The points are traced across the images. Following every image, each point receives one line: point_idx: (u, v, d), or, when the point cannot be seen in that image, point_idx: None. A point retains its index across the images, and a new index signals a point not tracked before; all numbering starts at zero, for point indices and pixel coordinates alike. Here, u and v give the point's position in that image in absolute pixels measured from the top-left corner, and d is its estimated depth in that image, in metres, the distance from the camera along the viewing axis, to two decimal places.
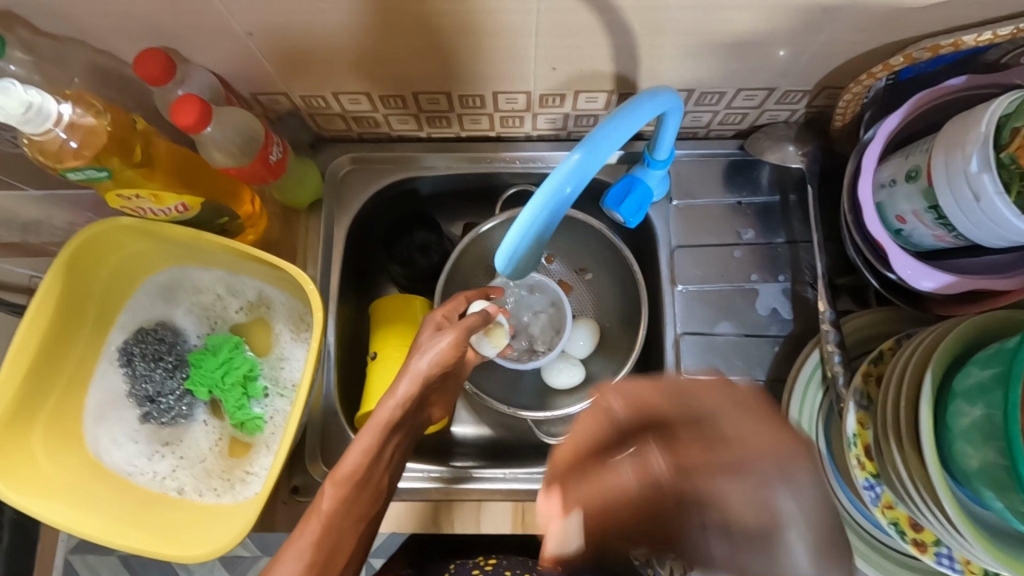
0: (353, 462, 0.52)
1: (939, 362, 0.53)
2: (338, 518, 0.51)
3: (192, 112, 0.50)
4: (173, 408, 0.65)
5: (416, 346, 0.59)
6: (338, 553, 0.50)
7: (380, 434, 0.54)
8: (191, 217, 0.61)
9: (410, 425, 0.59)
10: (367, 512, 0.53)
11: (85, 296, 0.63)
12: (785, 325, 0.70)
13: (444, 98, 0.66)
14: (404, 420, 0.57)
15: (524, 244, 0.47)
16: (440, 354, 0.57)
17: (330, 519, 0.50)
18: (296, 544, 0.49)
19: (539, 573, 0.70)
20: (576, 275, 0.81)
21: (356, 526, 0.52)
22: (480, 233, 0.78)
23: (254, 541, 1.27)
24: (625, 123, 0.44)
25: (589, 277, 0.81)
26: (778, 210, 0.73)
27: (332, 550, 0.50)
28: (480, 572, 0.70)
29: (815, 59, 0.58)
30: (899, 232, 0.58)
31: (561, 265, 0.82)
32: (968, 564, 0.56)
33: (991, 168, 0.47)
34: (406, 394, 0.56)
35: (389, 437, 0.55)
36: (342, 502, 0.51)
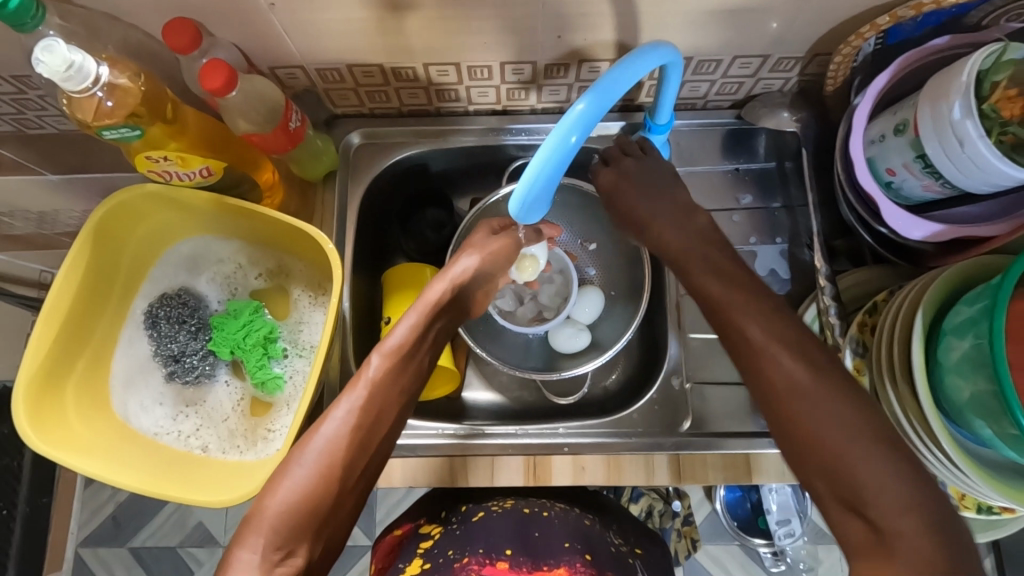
0: (400, 335, 0.57)
1: (929, 305, 0.55)
2: (384, 384, 0.55)
3: (220, 76, 0.53)
4: (197, 368, 0.67)
5: (470, 243, 0.65)
6: (383, 420, 0.54)
7: (425, 314, 0.59)
8: (213, 183, 0.64)
9: (450, 313, 0.64)
10: (406, 390, 0.57)
11: (112, 261, 0.66)
12: (784, 285, 0.73)
13: (454, 70, 0.69)
14: (447, 309, 0.62)
15: (535, 193, 0.48)
16: (489, 250, 0.64)
17: (377, 386, 0.55)
18: (345, 404, 0.53)
19: (556, 513, 0.73)
20: (580, 247, 0.84)
21: (399, 401, 0.56)
22: (489, 205, 0.80)
23: None
24: (627, 73, 0.47)
25: (594, 249, 0.84)
26: (774, 177, 0.76)
27: (380, 413, 0.54)
28: (498, 509, 0.73)
29: (806, 24, 0.61)
30: (890, 186, 0.61)
31: (567, 237, 0.85)
32: (962, 498, 0.59)
33: (973, 114, 0.50)
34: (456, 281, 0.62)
35: (434, 318, 0.61)
36: (388, 372, 0.55)
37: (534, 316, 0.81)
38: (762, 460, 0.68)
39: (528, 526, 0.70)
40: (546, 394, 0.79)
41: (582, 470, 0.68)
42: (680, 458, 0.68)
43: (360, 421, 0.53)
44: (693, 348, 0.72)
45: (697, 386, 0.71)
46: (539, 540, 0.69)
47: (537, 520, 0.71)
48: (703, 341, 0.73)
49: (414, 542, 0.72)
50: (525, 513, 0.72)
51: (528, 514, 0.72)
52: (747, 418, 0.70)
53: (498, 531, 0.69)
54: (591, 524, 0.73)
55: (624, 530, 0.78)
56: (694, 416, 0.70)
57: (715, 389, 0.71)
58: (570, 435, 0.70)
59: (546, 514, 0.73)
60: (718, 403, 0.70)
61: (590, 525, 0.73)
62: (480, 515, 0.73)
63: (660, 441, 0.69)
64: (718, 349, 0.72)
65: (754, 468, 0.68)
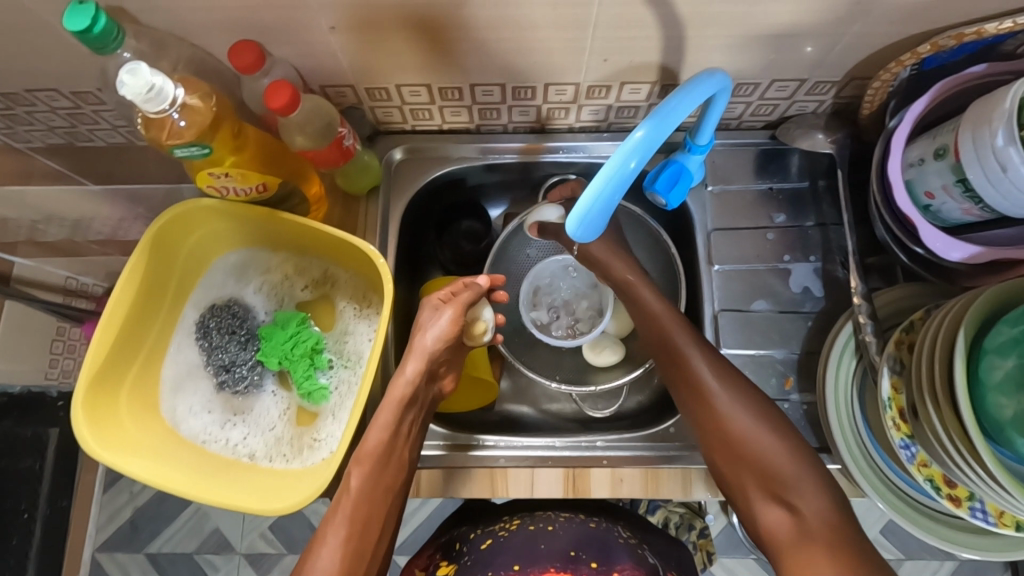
0: (372, 440, 0.60)
1: (970, 325, 0.56)
2: (366, 494, 0.59)
3: (284, 96, 0.55)
4: (246, 378, 0.69)
5: (421, 324, 0.66)
6: (375, 523, 0.58)
7: (394, 415, 0.62)
8: (267, 197, 0.66)
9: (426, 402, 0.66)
10: (394, 483, 0.60)
11: (167, 273, 0.68)
12: (817, 302, 0.75)
13: (498, 90, 0.71)
14: (418, 394, 0.64)
15: (592, 214, 0.49)
16: (448, 333, 0.64)
17: (361, 495, 0.59)
18: (334, 522, 0.57)
19: (561, 524, 0.76)
20: None
21: (388, 497, 0.60)
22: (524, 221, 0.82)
23: (280, 536, 1.29)
24: (686, 100, 0.48)
25: None
26: (806, 195, 0.78)
27: (367, 519, 0.58)
28: (505, 533, 0.76)
29: (846, 50, 0.63)
30: (928, 208, 0.62)
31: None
32: (1001, 517, 0.59)
33: (1017, 142, 0.51)
34: (417, 374, 0.63)
35: (407, 410, 0.63)
36: (368, 478, 0.59)
37: (568, 330, 0.82)
38: None
39: (536, 538, 0.73)
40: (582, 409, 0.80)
41: (621, 481, 0.69)
42: None
43: (352, 534, 0.57)
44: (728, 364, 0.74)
45: None
46: (545, 549, 0.72)
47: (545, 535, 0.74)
48: (738, 356, 0.74)
49: None
50: (532, 530, 0.75)
51: (534, 530, 0.75)
52: None
53: (511, 551, 0.72)
54: (596, 526, 0.76)
55: (633, 528, 0.81)
56: None
57: None
58: (608, 448, 0.71)
59: (552, 527, 0.75)
60: None
61: (596, 527, 0.76)
62: (489, 541, 0.75)
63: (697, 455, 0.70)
64: (753, 364, 0.73)
65: None
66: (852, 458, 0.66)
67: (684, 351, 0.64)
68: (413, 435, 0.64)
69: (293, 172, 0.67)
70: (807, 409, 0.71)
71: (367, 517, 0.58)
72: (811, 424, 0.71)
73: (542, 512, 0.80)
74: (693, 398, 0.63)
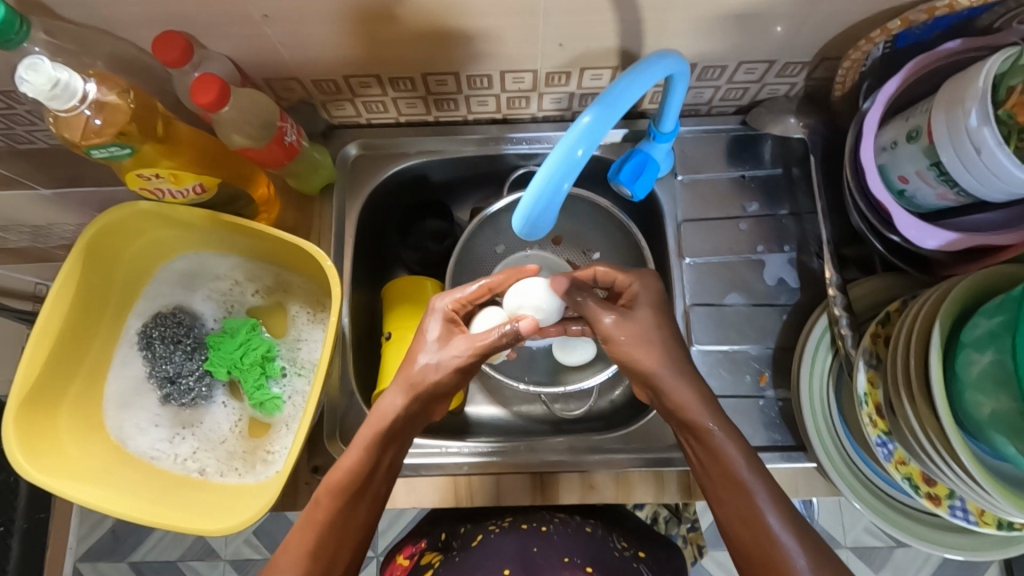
0: (346, 469, 0.56)
1: (946, 317, 0.53)
2: (335, 527, 0.54)
3: (212, 92, 0.52)
4: (193, 389, 0.66)
5: (422, 346, 0.61)
6: (337, 563, 0.54)
7: (371, 444, 0.57)
8: (208, 200, 0.62)
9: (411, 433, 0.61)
10: (366, 519, 0.56)
11: (106, 282, 0.64)
12: (792, 294, 0.72)
13: (452, 80, 0.68)
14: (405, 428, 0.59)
15: (540, 209, 0.46)
16: (446, 367, 0.59)
17: (326, 530, 0.54)
18: (294, 557, 0.53)
19: (556, 526, 0.71)
20: (582, 256, 0.83)
21: (355, 534, 0.55)
22: (489, 215, 0.78)
23: (263, 542, 1.26)
24: (634, 84, 0.45)
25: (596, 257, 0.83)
26: (781, 183, 0.75)
27: (330, 560, 0.53)
28: (496, 530, 0.71)
29: (815, 29, 0.60)
30: (902, 193, 0.59)
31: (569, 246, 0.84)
32: (982, 515, 0.57)
33: (991, 122, 0.48)
34: (404, 408, 0.58)
35: (390, 443, 0.58)
36: (336, 513, 0.55)
37: (539, 329, 0.78)
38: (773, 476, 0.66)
39: (529, 542, 0.68)
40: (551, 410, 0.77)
41: (590, 487, 0.67)
42: (690, 474, 0.66)
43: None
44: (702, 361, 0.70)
45: None
46: (539, 555, 0.67)
47: (537, 536, 0.69)
48: (711, 352, 0.71)
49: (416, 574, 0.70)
50: (525, 529, 0.71)
51: (527, 530, 0.70)
52: (757, 432, 0.68)
53: (500, 554, 0.67)
54: (593, 531, 0.72)
55: (634, 533, 0.78)
56: None
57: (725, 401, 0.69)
58: (577, 452, 0.67)
59: (545, 528, 0.71)
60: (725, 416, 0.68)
61: (592, 533, 0.71)
62: (479, 538, 0.71)
63: (670, 457, 0.67)
64: (726, 360, 0.70)
65: None
66: (827, 456, 0.63)
67: (694, 410, 0.57)
68: (393, 463, 0.59)
69: (236, 173, 0.63)
70: (783, 405, 0.69)
71: (330, 557, 0.54)
72: (787, 422, 0.68)
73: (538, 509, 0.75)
74: (705, 457, 0.56)
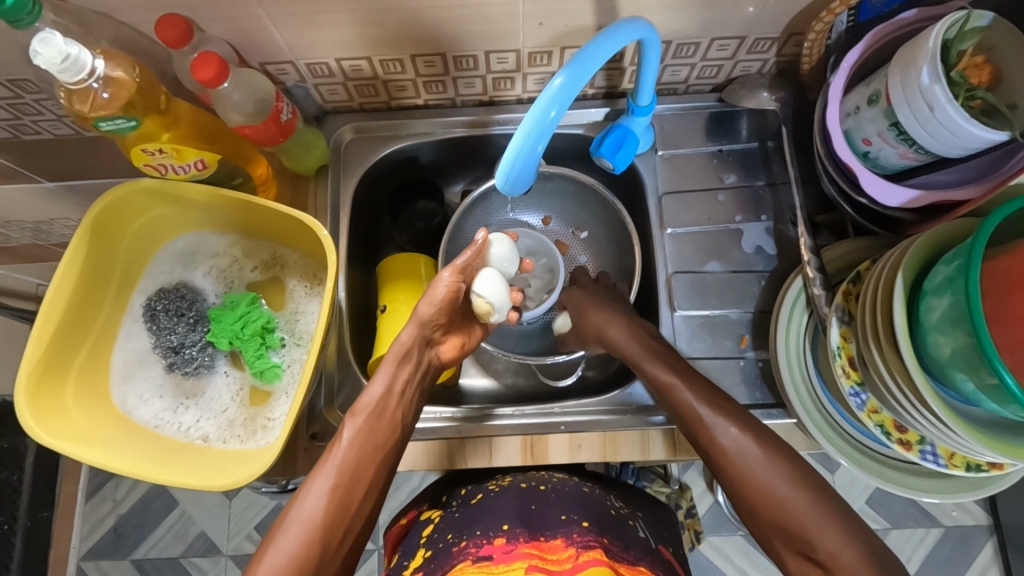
0: (370, 394, 0.60)
1: (909, 268, 0.57)
2: (357, 448, 0.58)
3: (212, 68, 0.55)
4: (196, 359, 0.68)
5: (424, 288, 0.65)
6: (361, 480, 0.57)
7: (390, 375, 0.62)
8: (208, 177, 0.65)
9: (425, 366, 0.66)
10: (383, 444, 0.59)
11: (112, 258, 0.67)
12: (769, 260, 0.75)
13: (440, 61, 0.71)
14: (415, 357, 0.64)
15: (520, 164, 0.50)
16: (438, 300, 0.63)
17: (353, 449, 0.58)
18: (321, 472, 0.56)
19: (553, 486, 0.74)
20: (572, 235, 0.87)
21: (376, 458, 0.58)
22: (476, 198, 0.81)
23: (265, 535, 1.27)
24: (605, 47, 0.48)
25: (585, 236, 0.87)
26: (756, 156, 0.78)
27: (355, 475, 0.57)
28: (495, 489, 0.74)
29: (781, 4, 0.64)
30: (867, 155, 0.62)
31: (558, 225, 0.88)
32: (951, 458, 0.60)
33: (941, 79, 0.51)
34: (411, 339, 0.64)
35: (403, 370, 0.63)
36: (360, 435, 0.58)
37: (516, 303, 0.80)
38: None
39: (528, 500, 0.71)
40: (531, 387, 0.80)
41: (578, 446, 0.69)
42: (675, 433, 0.69)
43: (336, 486, 0.56)
44: (684, 326, 0.74)
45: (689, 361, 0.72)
46: (537, 512, 0.69)
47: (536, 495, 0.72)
48: (693, 317, 0.74)
49: (417, 530, 0.73)
50: (524, 488, 0.73)
51: (526, 489, 0.73)
52: (739, 391, 0.71)
53: (499, 510, 0.69)
54: (590, 490, 0.74)
55: (626, 497, 0.80)
56: None
57: (707, 364, 0.72)
58: (565, 414, 0.71)
59: (544, 488, 0.73)
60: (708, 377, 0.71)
61: (589, 492, 0.74)
62: (480, 496, 0.73)
63: (654, 417, 0.70)
64: (708, 325, 0.73)
65: None
66: (805, 411, 0.66)
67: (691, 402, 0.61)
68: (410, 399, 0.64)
69: (234, 151, 0.66)
70: (762, 365, 0.72)
71: (356, 472, 0.57)
72: (766, 380, 0.71)
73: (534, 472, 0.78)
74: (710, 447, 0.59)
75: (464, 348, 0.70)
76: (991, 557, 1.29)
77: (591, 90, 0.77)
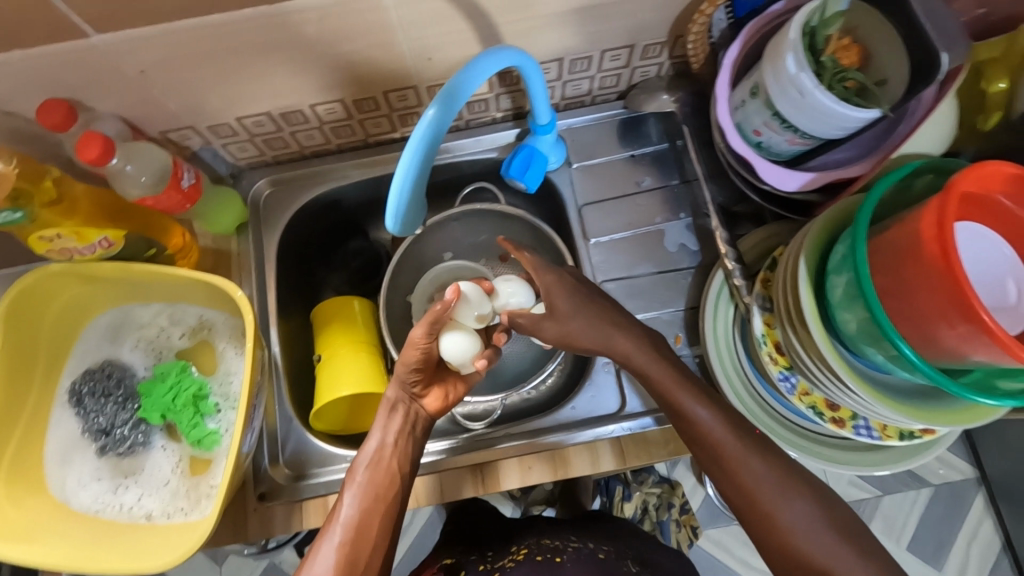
0: (365, 448, 0.61)
1: (811, 251, 0.58)
2: (363, 504, 0.58)
3: (96, 147, 0.55)
4: (129, 438, 0.67)
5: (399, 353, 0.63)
6: (367, 534, 0.57)
7: (382, 430, 0.62)
8: (119, 253, 0.65)
9: (416, 416, 0.64)
10: (385, 495, 0.59)
11: (32, 347, 0.66)
12: (694, 256, 0.76)
13: (341, 107, 0.71)
14: (405, 406, 0.63)
15: (406, 199, 0.50)
16: (411, 361, 0.61)
17: (358, 509, 0.58)
18: (329, 534, 0.57)
19: (569, 556, 0.73)
20: None
21: (381, 510, 0.58)
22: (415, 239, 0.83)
23: None
24: (474, 76, 0.49)
25: None
26: (669, 156, 0.80)
27: (360, 530, 0.57)
28: (512, 565, 0.72)
29: (658, 11, 0.65)
30: (760, 145, 0.64)
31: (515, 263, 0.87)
32: (885, 430, 0.60)
33: (805, 67, 0.53)
34: (395, 394, 0.63)
35: (392, 419, 0.62)
36: (360, 492, 0.59)
37: None
38: None
39: (545, 571, 0.70)
40: (460, 421, 0.78)
41: (528, 469, 0.69)
42: (621, 442, 0.69)
43: (345, 546, 0.56)
44: None
45: None
46: None
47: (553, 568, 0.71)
48: None
49: None
50: (540, 561, 0.72)
51: (542, 562, 0.72)
52: None
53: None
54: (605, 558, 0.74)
55: (643, 555, 0.78)
56: (629, 397, 0.71)
57: None
58: (513, 438, 0.71)
59: (560, 560, 0.72)
60: None
61: (605, 560, 0.73)
62: (495, 574, 0.71)
63: (599, 429, 0.70)
64: None
65: None
66: (741, 402, 0.66)
67: (722, 438, 0.58)
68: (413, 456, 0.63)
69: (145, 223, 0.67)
70: (699, 361, 0.72)
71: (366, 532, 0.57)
72: (705, 375, 0.71)
73: (550, 541, 0.77)
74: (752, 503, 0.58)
75: (447, 400, 0.65)
76: (983, 508, 1.30)
77: (499, 113, 0.78)
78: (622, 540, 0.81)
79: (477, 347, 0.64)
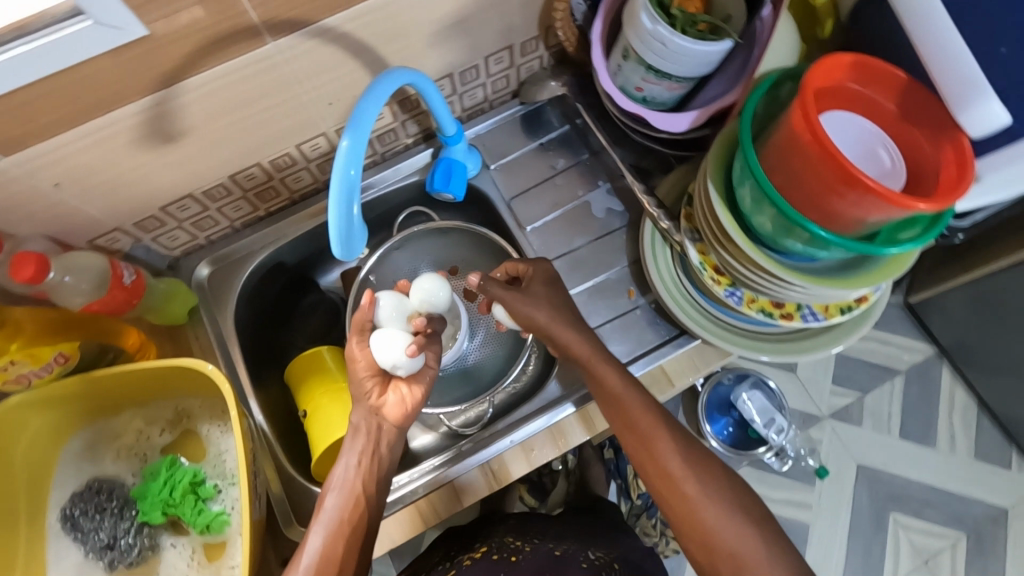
0: (334, 475, 0.63)
1: (715, 176, 0.64)
2: (330, 531, 0.60)
3: (30, 266, 0.56)
4: (135, 545, 0.66)
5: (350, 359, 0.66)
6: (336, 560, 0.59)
7: (347, 453, 0.64)
8: (76, 365, 0.66)
9: (380, 435, 0.65)
10: (350, 519, 0.61)
11: (11, 487, 0.64)
12: (622, 216, 0.82)
13: (260, 170, 0.74)
14: (368, 426, 0.65)
15: (347, 225, 0.54)
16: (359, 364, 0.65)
17: (324, 538, 0.60)
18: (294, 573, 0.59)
19: (525, 554, 0.75)
20: None
21: (348, 534, 0.60)
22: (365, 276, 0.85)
23: None
24: (375, 99, 0.53)
25: None
26: (573, 135, 0.86)
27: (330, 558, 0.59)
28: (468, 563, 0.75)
29: (523, 10, 0.72)
30: (645, 99, 0.71)
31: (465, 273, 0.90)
32: (827, 310, 0.67)
33: (658, 20, 0.60)
34: (358, 416, 0.65)
35: (357, 440, 0.65)
36: (327, 522, 0.61)
37: None
38: (674, 367, 0.74)
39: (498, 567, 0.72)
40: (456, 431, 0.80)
41: (532, 450, 0.72)
42: None
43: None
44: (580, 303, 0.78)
45: (596, 331, 0.77)
46: None
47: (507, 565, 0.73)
48: (582, 292, 0.79)
49: None
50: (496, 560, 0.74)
51: (498, 560, 0.74)
52: (647, 334, 0.76)
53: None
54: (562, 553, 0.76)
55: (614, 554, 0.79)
56: None
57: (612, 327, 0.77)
58: (510, 430, 0.73)
59: (515, 558, 0.74)
60: (618, 336, 0.76)
61: (563, 555, 0.75)
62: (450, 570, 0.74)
63: (586, 394, 0.73)
64: (598, 292, 0.79)
65: (672, 375, 0.74)
66: (703, 328, 0.72)
67: (630, 396, 0.64)
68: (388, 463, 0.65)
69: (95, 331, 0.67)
70: (656, 306, 0.77)
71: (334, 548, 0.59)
72: (664, 316, 0.77)
73: (512, 540, 0.79)
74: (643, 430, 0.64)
75: (408, 405, 0.65)
76: (950, 376, 1.41)
77: (409, 139, 0.83)
78: (598, 543, 0.82)
79: (403, 337, 0.64)
